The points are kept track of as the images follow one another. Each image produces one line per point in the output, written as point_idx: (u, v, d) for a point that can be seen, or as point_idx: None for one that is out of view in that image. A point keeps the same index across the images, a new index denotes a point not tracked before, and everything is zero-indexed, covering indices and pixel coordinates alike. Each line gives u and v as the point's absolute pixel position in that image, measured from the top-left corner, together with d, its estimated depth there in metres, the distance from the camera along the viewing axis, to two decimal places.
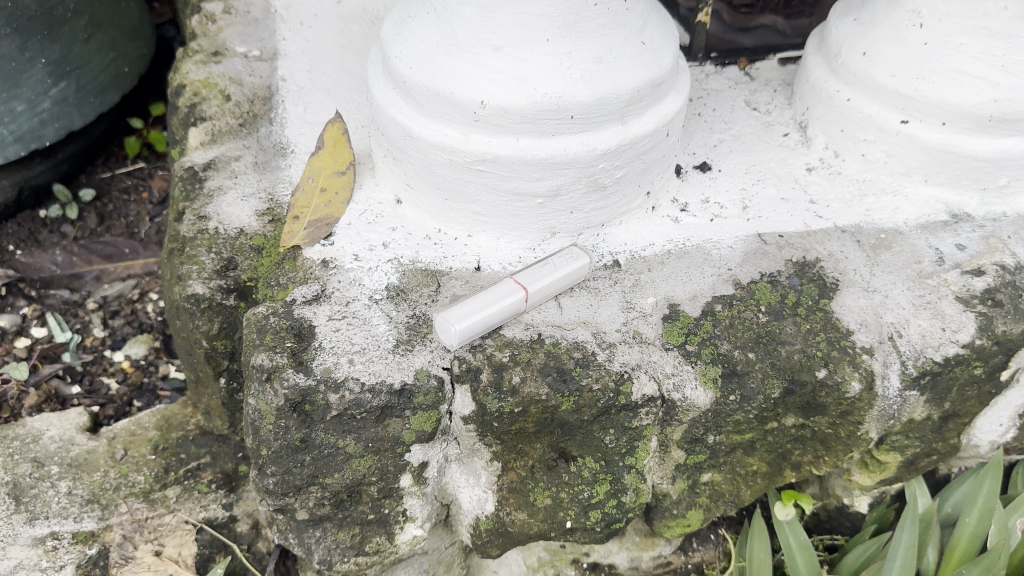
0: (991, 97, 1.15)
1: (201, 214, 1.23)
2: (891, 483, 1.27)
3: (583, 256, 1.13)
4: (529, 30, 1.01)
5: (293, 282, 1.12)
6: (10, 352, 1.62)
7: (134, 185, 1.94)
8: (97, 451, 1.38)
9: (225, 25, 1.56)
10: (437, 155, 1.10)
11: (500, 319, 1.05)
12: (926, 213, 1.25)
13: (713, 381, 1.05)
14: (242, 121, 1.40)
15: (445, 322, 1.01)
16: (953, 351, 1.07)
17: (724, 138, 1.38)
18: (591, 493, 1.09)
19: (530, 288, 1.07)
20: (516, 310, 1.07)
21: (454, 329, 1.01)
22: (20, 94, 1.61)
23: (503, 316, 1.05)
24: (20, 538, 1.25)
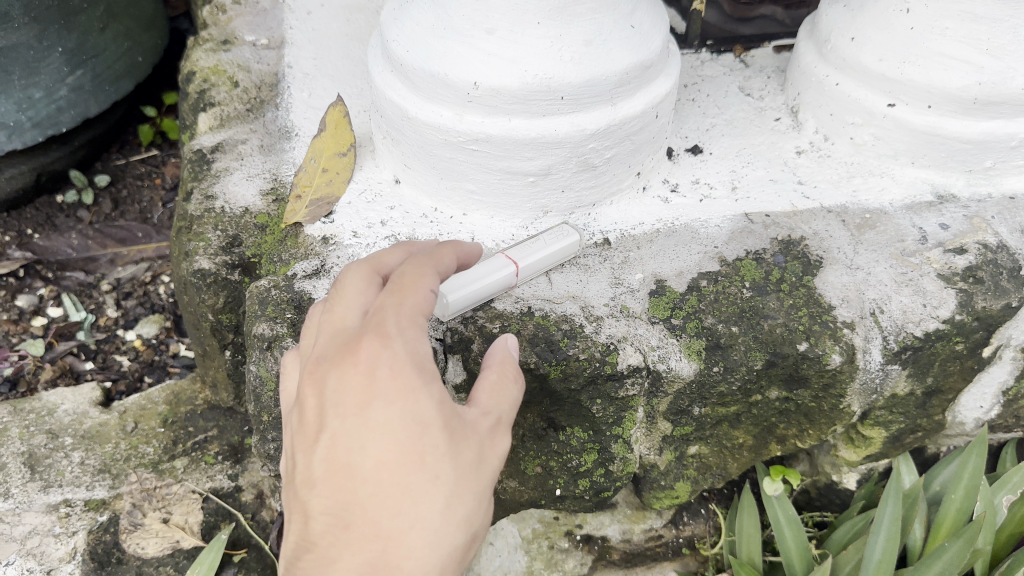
0: (976, 80, 1.17)
1: (208, 194, 1.28)
2: (877, 459, 1.31)
3: (574, 234, 1.15)
4: (519, 14, 1.04)
5: (295, 257, 1.17)
6: (27, 330, 1.68)
7: (147, 172, 2.00)
8: (109, 424, 1.43)
9: (235, 14, 1.61)
10: (433, 135, 1.14)
11: (494, 291, 1.07)
12: (912, 194, 1.28)
13: (698, 353, 1.09)
14: (249, 106, 1.44)
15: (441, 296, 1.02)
16: (933, 327, 1.10)
17: (717, 122, 1.41)
18: (579, 462, 1.16)
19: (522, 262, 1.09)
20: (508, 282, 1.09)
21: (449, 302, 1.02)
22: (38, 82, 1.67)
23: (496, 289, 1.07)
24: (34, 504, 1.30)
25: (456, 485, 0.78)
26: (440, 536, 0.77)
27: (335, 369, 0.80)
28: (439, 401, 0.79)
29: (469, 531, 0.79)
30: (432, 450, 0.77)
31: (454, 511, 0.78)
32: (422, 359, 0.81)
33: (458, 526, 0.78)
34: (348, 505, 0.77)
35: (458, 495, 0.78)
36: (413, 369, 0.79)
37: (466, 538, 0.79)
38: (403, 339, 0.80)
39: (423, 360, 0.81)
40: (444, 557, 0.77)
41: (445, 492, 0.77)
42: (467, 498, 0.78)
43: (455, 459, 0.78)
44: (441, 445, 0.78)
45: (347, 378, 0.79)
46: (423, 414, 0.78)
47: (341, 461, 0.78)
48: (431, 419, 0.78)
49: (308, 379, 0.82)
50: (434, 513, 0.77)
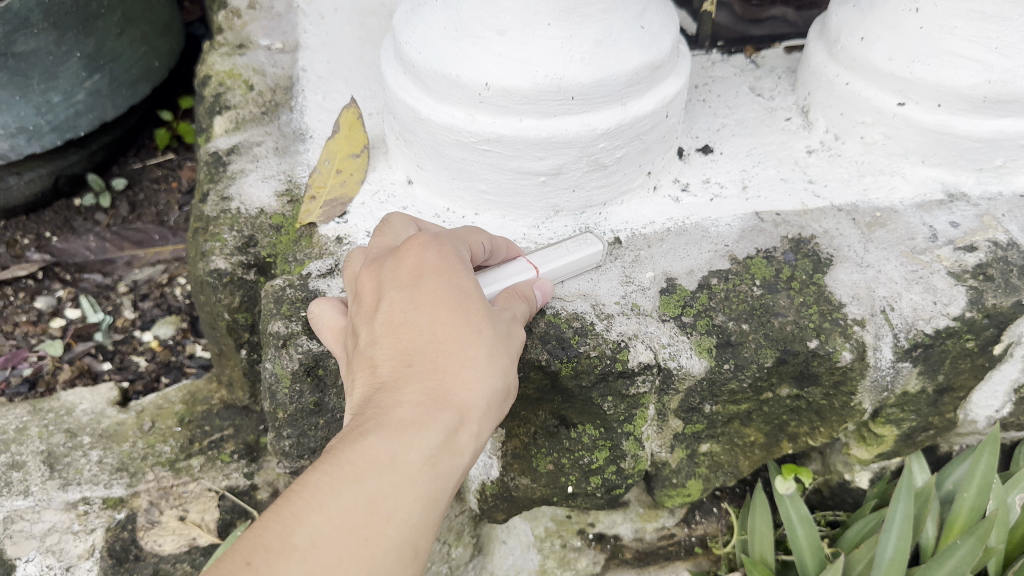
0: (985, 79, 1.18)
1: (224, 195, 1.30)
2: (889, 457, 1.30)
3: (598, 244, 1.14)
4: (531, 15, 1.06)
5: (309, 257, 1.19)
6: (46, 332, 1.71)
7: (164, 175, 2.02)
8: (126, 423, 1.45)
9: (250, 19, 1.63)
10: (446, 135, 1.15)
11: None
12: (923, 192, 1.28)
13: (708, 351, 1.09)
14: (265, 109, 1.46)
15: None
16: (944, 324, 1.10)
17: (727, 122, 1.41)
18: (591, 459, 1.16)
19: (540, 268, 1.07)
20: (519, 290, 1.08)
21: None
22: (57, 86, 1.69)
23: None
24: (53, 502, 1.32)
25: (496, 338, 0.85)
26: (486, 378, 0.82)
27: (389, 258, 0.89)
28: (476, 280, 0.88)
29: (506, 385, 0.85)
30: (477, 308, 0.85)
31: (496, 359, 0.84)
32: (460, 254, 0.90)
33: (499, 373, 0.84)
34: (407, 351, 0.83)
35: (498, 347, 0.84)
36: (454, 257, 0.89)
37: (503, 391, 0.85)
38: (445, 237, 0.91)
39: (462, 257, 0.91)
40: (489, 398, 0.82)
41: (488, 343, 0.83)
42: (505, 353, 0.85)
43: (494, 319, 0.86)
44: (482, 305, 0.86)
45: (400, 262, 0.88)
46: (467, 284, 0.86)
47: (399, 320, 0.84)
48: (473, 287, 0.86)
49: (364, 271, 0.91)
50: (481, 357, 0.83)
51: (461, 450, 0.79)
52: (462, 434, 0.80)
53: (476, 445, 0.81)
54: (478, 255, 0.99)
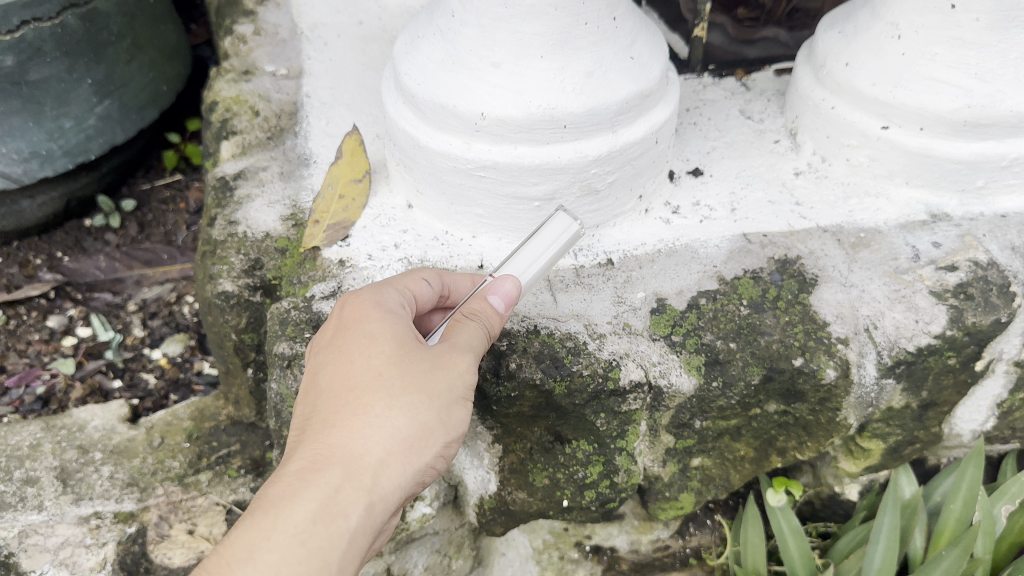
0: (966, 103, 1.21)
1: (231, 219, 1.34)
2: (877, 470, 1.34)
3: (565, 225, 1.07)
4: (525, 47, 1.11)
5: (313, 279, 1.23)
6: (58, 350, 1.75)
7: (172, 196, 2.06)
8: (136, 439, 1.50)
9: (255, 45, 1.68)
10: (443, 162, 1.20)
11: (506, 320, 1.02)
12: (906, 213, 1.32)
13: (697, 369, 1.14)
14: (270, 134, 1.50)
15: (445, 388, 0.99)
16: (925, 342, 1.14)
17: (717, 145, 1.46)
18: (585, 473, 1.20)
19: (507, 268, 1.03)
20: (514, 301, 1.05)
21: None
22: (68, 111, 1.75)
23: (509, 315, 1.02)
24: (67, 516, 1.37)
25: (404, 382, 0.88)
26: (386, 423, 0.86)
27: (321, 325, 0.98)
28: (389, 324, 0.92)
29: (417, 426, 0.87)
30: (381, 356, 0.89)
31: (398, 402, 0.87)
32: (384, 301, 0.95)
33: (404, 416, 0.86)
34: (308, 416, 0.88)
35: (404, 390, 0.87)
36: (371, 305, 0.94)
37: (417, 432, 0.87)
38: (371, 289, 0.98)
39: (386, 303, 0.96)
40: (391, 444, 0.85)
41: (385, 390, 0.87)
42: (414, 395, 0.88)
43: (406, 362, 0.89)
44: (391, 350, 0.90)
45: (324, 327, 0.96)
46: (377, 332, 0.91)
47: (311, 383, 0.91)
48: (385, 335, 0.91)
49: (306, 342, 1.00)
50: (377, 405, 0.86)
51: (347, 509, 0.82)
52: (347, 492, 0.82)
53: (370, 501, 0.83)
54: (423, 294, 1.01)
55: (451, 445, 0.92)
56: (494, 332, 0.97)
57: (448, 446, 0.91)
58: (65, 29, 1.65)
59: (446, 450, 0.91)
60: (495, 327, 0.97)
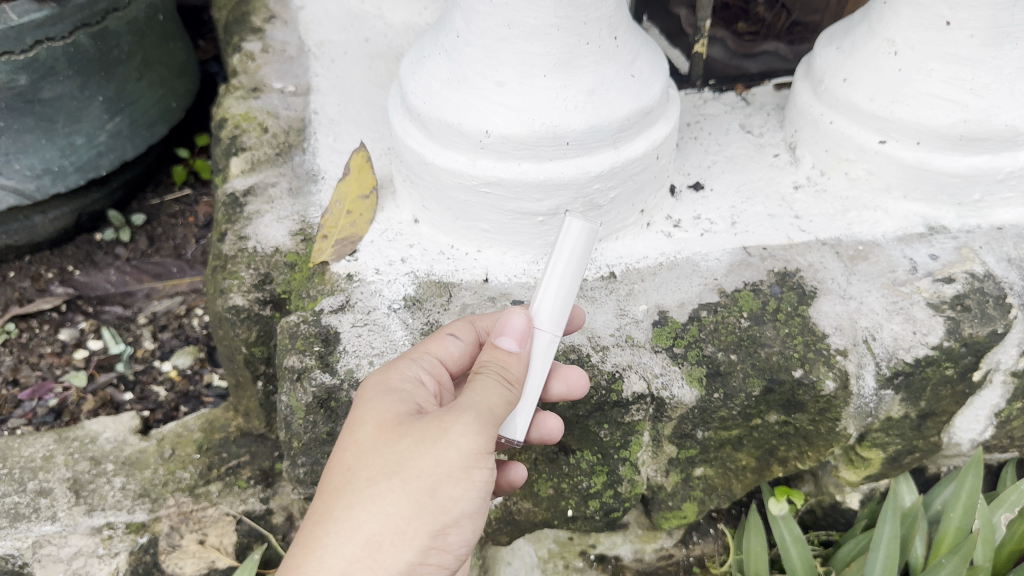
0: (961, 118, 1.24)
1: (241, 234, 1.37)
2: (877, 479, 1.36)
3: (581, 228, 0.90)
4: (529, 67, 1.13)
5: (322, 293, 1.25)
6: (70, 362, 1.78)
7: (181, 211, 2.09)
8: (147, 450, 1.52)
9: (263, 62, 1.71)
10: (449, 179, 1.22)
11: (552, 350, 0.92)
12: (904, 226, 1.34)
13: (699, 380, 1.16)
14: (278, 151, 1.53)
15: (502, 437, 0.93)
16: (923, 353, 1.16)
17: (718, 159, 1.48)
18: (589, 483, 1.22)
19: (536, 291, 0.93)
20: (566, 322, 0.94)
21: (519, 417, 0.92)
22: (80, 128, 1.78)
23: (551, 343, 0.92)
24: (79, 527, 1.39)
25: (375, 471, 0.83)
26: (351, 520, 0.82)
27: None
28: (382, 407, 0.89)
29: (390, 523, 0.82)
30: (357, 442, 0.86)
31: (366, 494, 0.82)
32: (394, 377, 0.94)
33: (371, 509, 0.82)
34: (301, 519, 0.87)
35: (372, 480, 0.83)
36: (375, 388, 0.92)
37: (388, 525, 0.82)
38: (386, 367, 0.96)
39: (395, 382, 0.93)
40: (356, 543, 0.81)
41: (358, 486, 0.83)
42: (384, 482, 0.82)
43: (382, 445, 0.84)
44: (369, 434, 0.86)
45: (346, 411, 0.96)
46: (361, 415, 0.89)
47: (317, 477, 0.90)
48: (368, 418, 0.88)
49: None
50: (348, 506, 0.82)
51: None
52: None
53: None
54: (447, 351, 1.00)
55: (449, 525, 0.85)
56: (513, 376, 0.89)
57: (442, 530, 0.85)
58: (77, 47, 1.69)
59: (442, 532, 0.85)
60: (513, 370, 0.89)
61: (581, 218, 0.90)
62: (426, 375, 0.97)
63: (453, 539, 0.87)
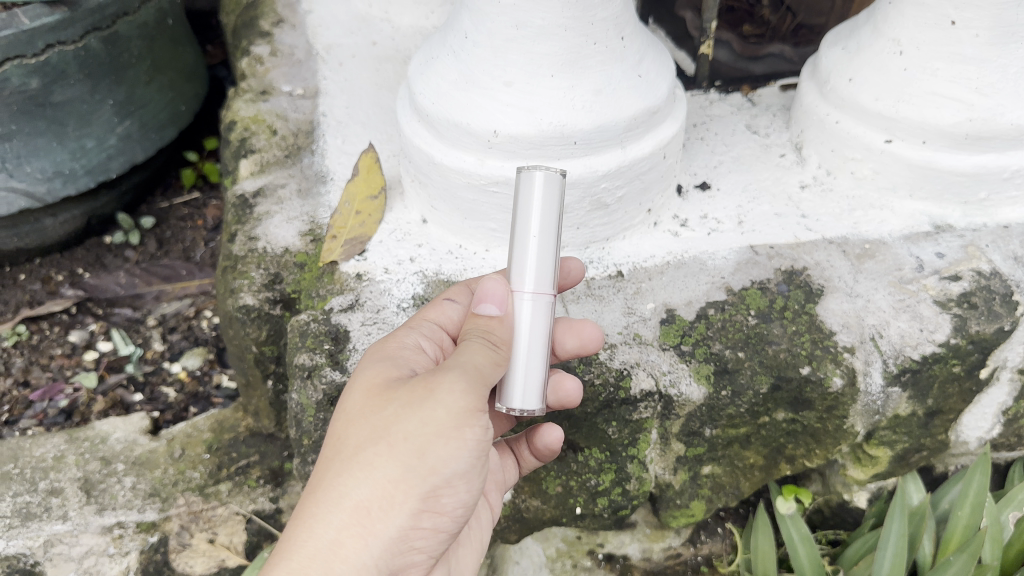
0: (967, 117, 1.24)
1: (251, 235, 1.38)
2: (885, 477, 1.35)
3: (541, 175, 0.86)
4: (536, 67, 1.14)
5: (331, 292, 1.26)
6: (80, 364, 1.79)
7: (190, 214, 2.10)
8: (157, 450, 1.53)
9: (271, 65, 1.72)
10: (457, 178, 1.23)
11: (535, 312, 0.89)
12: (911, 224, 1.35)
13: (707, 377, 1.17)
14: (287, 153, 1.54)
15: (502, 407, 0.91)
16: (930, 350, 1.17)
17: (724, 159, 1.49)
18: (597, 481, 1.24)
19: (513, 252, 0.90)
20: (553, 284, 0.90)
21: (514, 386, 0.90)
22: (91, 132, 1.80)
23: (531, 306, 0.89)
24: (90, 526, 1.40)
25: (363, 437, 0.83)
26: (339, 488, 0.81)
27: None
28: (371, 376, 0.89)
29: (378, 487, 0.81)
30: (346, 411, 0.86)
31: (354, 461, 0.82)
32: (392, 346, 0.95)
33: (359, 475, 0.81)
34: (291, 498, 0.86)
35: (360, 446, 0.82)
36: (366, 361, 0.93)
37: (377, 490, 0.81)
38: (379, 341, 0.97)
39: (388, 352, 0.94)
40: (344, 510, 0.80)
41: (346, 453, 0.82)
42: (371, 446, 0.82)
43: (370, 411, 0.84)
44: (357, 402, 0.86)
45: None
46: (351, 386, 0.89)
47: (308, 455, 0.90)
48: (356, 388, 0.88)
49: None
50: (334, 476, 0.81)
51: None
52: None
53: None
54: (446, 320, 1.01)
55: (442, 488, 0.84)
56: (499, 338, 0.88)
57: (433, 492, 0.83)
58: (88, 51, 1.70)
59: (434, 496, 0.84)
60: (498, 331, 0.88)
61: (541, 170, 0.85)
62: (427, 340, 0.98)
63: (447, 504, 0.86)
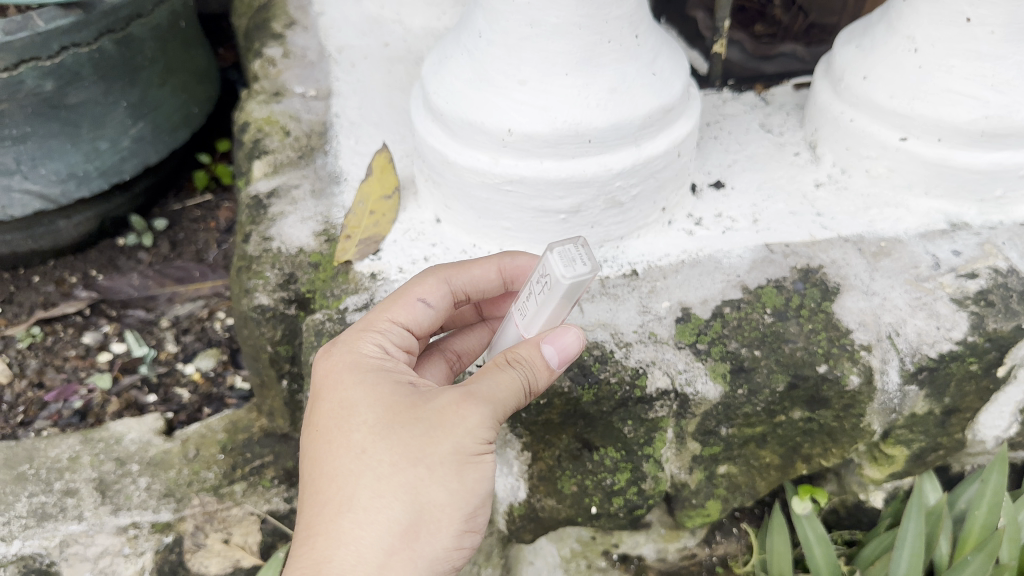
0: (982, 114, 1.23)
1: (266, 235, 1.38)
2: (901, 476, 1.35)
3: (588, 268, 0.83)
4: (551, 66, 1.14)
5: (346, 291, 1.27)
6: (94, 365, 1.80)
7: (202, 215, 2.11)
8: (172, 451, 1.52)
9: (283, 67, 1.72)
10: (471, 178, 1.23)
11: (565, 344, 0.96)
12: (926, 222, 1.34)
13: (723, 376, 1.17)
14: (301, 154, 1.54)
15: None
16: (947, 348, 1.17)
17: (738, 158, 1.48)
18: (613, 480, 1.24)
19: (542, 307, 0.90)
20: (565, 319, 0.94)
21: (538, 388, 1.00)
22: (104, 134, 1.81)
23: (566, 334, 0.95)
24: (106, 526, 1.41)
25: (397, 457, 0.84)
26: (380, 511, 0.83)
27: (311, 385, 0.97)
28: (386, 390, 0.90)
29: (420, 509, 0.84)
30: (366, 427, 0.87)
31: (391, 482, 0.84)
32: (374, 357, 0.95)
33: (402, 499, 0.84)
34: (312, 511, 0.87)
35: (395, 467, 0.84)
36: (368, 371, 0.93)
37: (420, 513, 0.84)
38: (357, 345, 0.97)
39: (381, 364, 0.94)
40: (390, 534, 0.83)
41: (381, 473, 0.84)
42: (408, 469, 0.84)
43: (397, 429, 0.86)
44: (381, 419, 0.87)
45: (317, 388, 0.95)
46: (363, 400, 0.89)
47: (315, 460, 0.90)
48: (371, 402, 0.89)
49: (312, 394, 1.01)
50: (371, 497, 0.84)
51: None
52: None
53: None
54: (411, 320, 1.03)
55: (479, 508, 0.88)
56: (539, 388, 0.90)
57: (472, 512, 0.88)
58: (102, 53, 1.71)
59: (472, 516, 0.88)
60: (540, 380, 0.90)
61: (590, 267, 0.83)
62: (399, 348, 1.00)
63: (480, 521, 0.90)
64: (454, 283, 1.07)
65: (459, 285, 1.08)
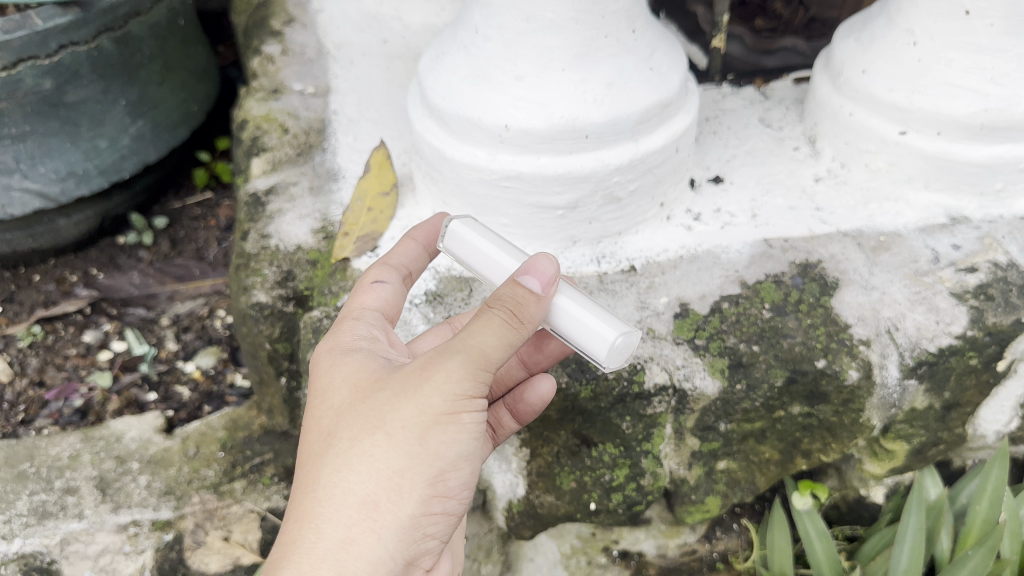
0: (982, 107, 1.22)
1: (264, 233, 1.38)
2: (902, 472, 1.34)
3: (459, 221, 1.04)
4: (547, 60, 1.14)
5: (344, 289, 1.28)
6: (94, 363, 1.80)
7: (202, 213, 2.11)
8: (172, 449, 1.53)
9: (282, 65, 1.71)
10: (469, 173, 1.23)
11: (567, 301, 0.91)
12: (926, 216, 1.33)
13: (721, 372, 1.16)
14: (299, 151, 1.54)
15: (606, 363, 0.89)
16: (948, 342, 1.16)
17: (737, 152, 1.48)
18: (611, 476, 1.24)
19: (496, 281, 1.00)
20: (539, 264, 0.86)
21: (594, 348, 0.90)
22: (103, 133, 1.81)
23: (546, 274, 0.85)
24: (106, 524, 1.41)
25: (358, 430, 0.85)
26: (341, 483, 0.84)
27: None
28: (353, 369, 0.91)
29: (381, 479, 0.84)
30: (334, 407, 0.89)
31: (353, 456, 0.84)
32: (345, 338, 0.97)
33: (361, 469, 0.84)
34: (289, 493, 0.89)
35: (356, 440, 0.85)
36: (340, 353, 0.94)
37: (381, 482, 0.84)
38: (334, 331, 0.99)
39: (352, 343, 0.96)
40: (350, 506, 0.83)
41: (342, 447, 0.85)
42: (368, 440, 0.84)
43: (360, 404, 0.87)
44: (347, 397, 0.89)
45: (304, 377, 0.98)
46: (335, 380, 0.91)
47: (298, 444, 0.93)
48: (342, 382, 0.90)
49: None
50: (329, 471, 0.85)
51: None
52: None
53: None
54: (375, 302, 1.03)
55: (448, 471, 0.87)
56: (526, 316, 0.83)
57: (439, 477, 0.86)
58: (100, 51, 1.71)
59: (441, 480, 0.87)
60: (529, 309, 0.83)
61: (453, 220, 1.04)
62: (375, 328, 1.00)
63: (453, 487, 0.89)
64: (394, 261, 1.07)
65: (399, 264, 1.07)
